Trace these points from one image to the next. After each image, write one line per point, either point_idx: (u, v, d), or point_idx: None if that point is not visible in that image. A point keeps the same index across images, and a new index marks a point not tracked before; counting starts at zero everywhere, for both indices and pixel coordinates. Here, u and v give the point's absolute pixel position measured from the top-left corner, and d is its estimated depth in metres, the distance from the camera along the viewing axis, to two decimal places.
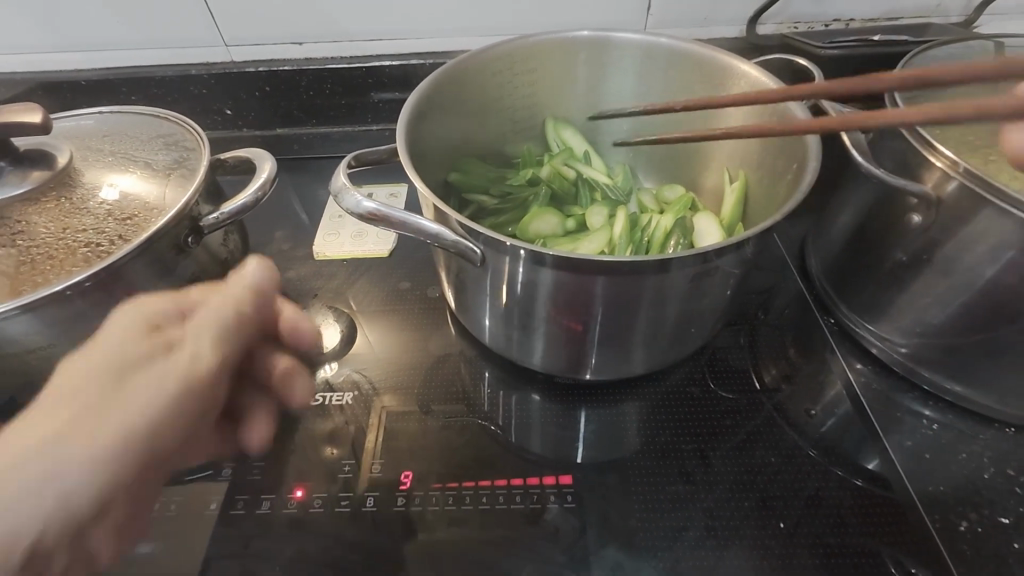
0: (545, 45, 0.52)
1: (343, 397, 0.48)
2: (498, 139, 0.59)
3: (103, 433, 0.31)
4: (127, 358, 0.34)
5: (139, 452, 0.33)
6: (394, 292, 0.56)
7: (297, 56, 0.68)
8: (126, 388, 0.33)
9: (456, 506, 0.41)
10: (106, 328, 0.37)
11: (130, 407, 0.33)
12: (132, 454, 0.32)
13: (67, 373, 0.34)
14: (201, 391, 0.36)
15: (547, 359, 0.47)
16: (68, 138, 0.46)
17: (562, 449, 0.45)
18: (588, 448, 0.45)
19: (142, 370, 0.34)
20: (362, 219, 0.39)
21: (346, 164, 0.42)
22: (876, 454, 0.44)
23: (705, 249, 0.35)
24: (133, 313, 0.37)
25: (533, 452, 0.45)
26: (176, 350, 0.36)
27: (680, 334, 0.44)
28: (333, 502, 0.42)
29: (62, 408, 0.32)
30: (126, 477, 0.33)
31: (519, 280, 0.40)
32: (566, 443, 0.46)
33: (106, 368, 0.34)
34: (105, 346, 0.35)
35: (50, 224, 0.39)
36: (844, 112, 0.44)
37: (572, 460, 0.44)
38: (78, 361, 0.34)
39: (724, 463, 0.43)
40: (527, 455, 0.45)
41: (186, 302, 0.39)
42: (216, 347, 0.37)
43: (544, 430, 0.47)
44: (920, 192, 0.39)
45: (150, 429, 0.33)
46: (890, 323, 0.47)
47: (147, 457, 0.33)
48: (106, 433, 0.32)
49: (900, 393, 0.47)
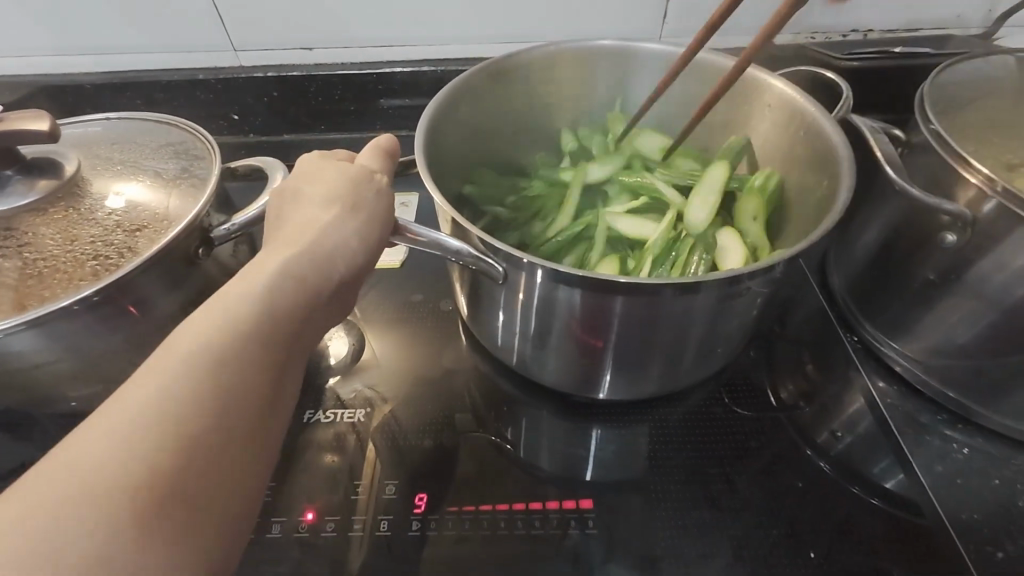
0: (565, 54, 0.51)
1: (354, 414, 0.47)
2: (512, 149, 0.58)
3: (216, 443, 0.24)
4: (284, 342, 0.28)
5: (258, 471, 0.26)
6: (406, 305, 0.55)
7: (307, 62, 0.67)
8: (270, 370, 0.27)
9: (474, 531, 0.40)
10: (246, 267, 0.30)
11: (251, 399, 0.26)
12: (248, 458, 0.26)
13: (213, 335, 0.26)
14: (304, 349, 0.31)
15: (565, 377, 0.45)
16: (76, 145, 0.45)
17: (573, 468, 0.44)
18: (600, 468, 0.44)
19: (285, 363, 0.28)
20: (391, 243, 0.39)
21: (389, 175, 0.41)
22: (902, 471, 0.43)
23: (737, 270, 0.34)
24: (298, 278, 0.30)
25: (542, 469, 0.44)
26: (313, 314, 0.31)
27: (704, 353, 0.42)
28: (346, 525, 0.41)
29: (190, 411, 0.24)
30: (264, 473, 0.27)
31: (536, 295, 0.39)
32: (577, 462, 0.45)
33: (260, 341, 0.27)
34: (269, 298, 0.29)
35: (57, 236, 0.38)
36: (874, 126, 0.44)
37: (583, 480, 0.43)
38: (241, 300, 0.28)
39: (751, 488, 0.41)
40: (538, 474, 0.44)
41: (321, 253, 0.32)
42: (321, 303, 0.31)
43: (552, 448, 0.46)
44: (955, 210, 0.38)
45: (271, 428, 0.27)
46: (917, 342, 0.45)
47: (267, 452, 0.27)
48: (204, 448, 0.24)
49: (927, 414, 0.46)
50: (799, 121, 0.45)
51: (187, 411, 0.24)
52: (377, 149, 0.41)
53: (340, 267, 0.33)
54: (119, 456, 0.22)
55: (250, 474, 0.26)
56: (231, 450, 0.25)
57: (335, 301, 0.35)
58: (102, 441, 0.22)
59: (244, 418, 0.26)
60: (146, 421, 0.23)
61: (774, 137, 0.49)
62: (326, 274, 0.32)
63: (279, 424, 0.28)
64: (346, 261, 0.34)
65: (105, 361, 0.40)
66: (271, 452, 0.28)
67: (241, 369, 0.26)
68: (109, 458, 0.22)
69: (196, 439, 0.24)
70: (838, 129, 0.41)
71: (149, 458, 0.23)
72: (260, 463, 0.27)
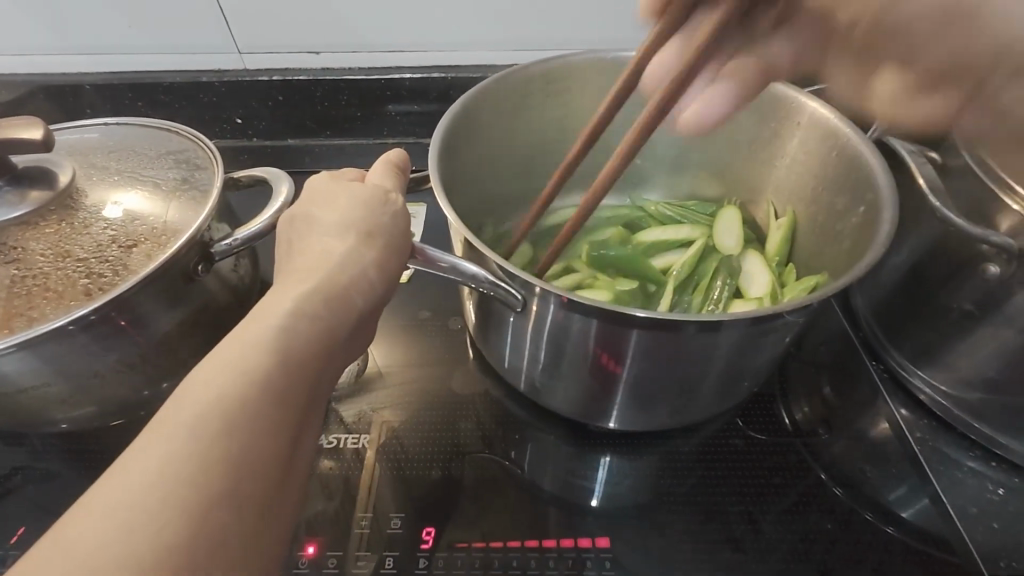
0: (585, 66, 0.50)
1: (359, 439, 0.45)
2: (529, 162, 0.56)
3: (225, 511, 0.22)
4: (298, 391, 0.26)
5: (274, 535, 0.24)
6: (413, 321, 0.53)
7: (314, 66, 0.65)
8: (283, 423, 0.25)
9: (484, 571, 0.38)
10: (257, 307, 0.28)
11: (265, 457, 0.24)
12: (262, 523, 0.23)
13: (221, 388, 0.24)
14: (322, 394, 0.28)
15: (578, 406, 0.43)
16: (72, 152, 0.43)
17: (578, 495, 0.43)
18: (608, 496, 0.43)
19: (299, 412, 0.26)
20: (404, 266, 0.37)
21: (401, 192, 0.39)
22: (927, 498, 0.42)
23: (777, 307, 0.32)
24: (313, 317, 0.28)
25: (544, 490, 0.43)
26: (328, 355, 0.28)
27: (728, 385, 0.40)
28: (348, 561, 0.39)
29: (198, 478, 0.22)
30: (282, 536, 0.25)
31: (550, 320, 0.37)
32: (583, 489, 0.43)
33: (272, 392, 0.25)
34: (281, 342, 0.26)
35: (48, 251, 0.36)
36: (913, 149, 0.43)
37: (589, 508, 0.42)
38: (251, 347, 0.26)
39: (777, 530, 0.40)
40: (544, 503, 0.42)
41: (337, 289, 0.30)
42: (337, 343, 0.29)
43: (558, 473, 0.44)
44: (999, 241, 0.36)
45: (287, 485, 0.25)
46: (948, 373, 0.43)
47: (284, 513, 0.25)
48: (213, 519, 0.22)
49: (957, 450, 0.44)
50: (833, 143, 0.44)
51: (195, 478, 0.22)
52: (389, 165, 0.40)
53: (357, 302, 0.31)
54: (122, 536, 0.20)
55: (266, 541, 0.24)
56: (244, 518, 0.23)
57: (359, 334, 0.33)
58: (106, 518, 0.21)
59: (255, 479, 0.23)
60: (151, 492, 0.21)
61: (803, 157, 0.48)
62: (342, 311, 0.30)
63: (297, 480, 0.26)
64: (363, 294, 0.32)
65: (97, 383, 0.38)
66: (288, 511, 0.25)
67: (252, 426, 0.24)
68: (113, 538, 0.20)
69: (205, 509, 0.22)
70: (876, 153, 0.40)
71: (155, 534, 0.21)
72: (277, 526, 0.24)
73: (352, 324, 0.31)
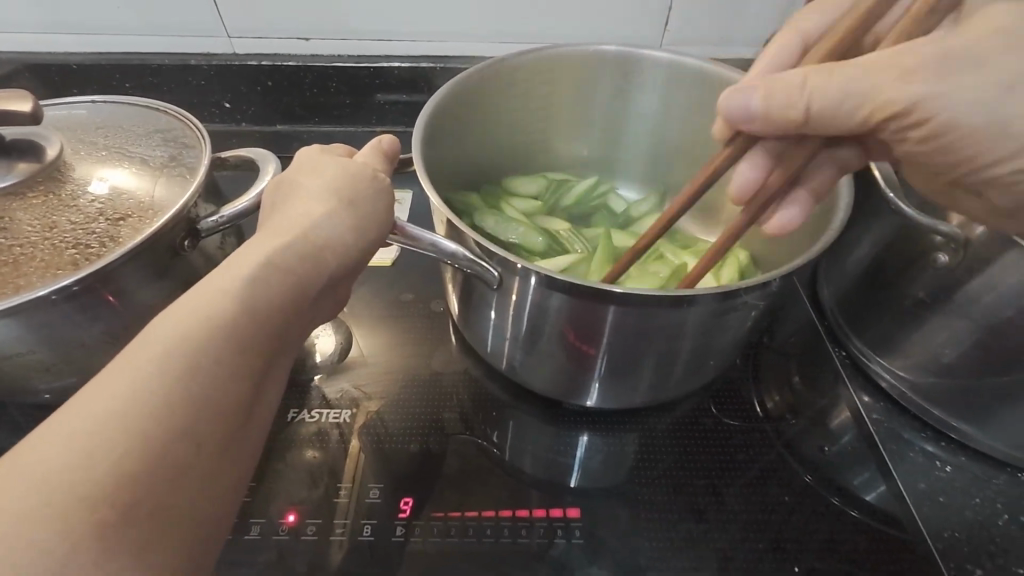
0: (568, 58, 0.52)
1: (341, 415, 0.47)
2: (509, 146, 0.58)
3: (185, 447, 0.23)
4: (262, 340, 0.27)
5: (230, 479, 0.25)
6: (397, 304, 0.54)
7: (303, 53, 0.66)
8: (247, 370, 0.26)
9: (460, 538, 0.40)
10: (228, 260, 0.29)
11: (224, 400, 0.25)
12: (219, 463, 0.25)
13: (185, 332, 0.25)
14: (284, 352, 0.30)
15: (553, 384, 0.45)
16: (59, 128, 0.43)
17: (555, 474, 0.44)
18: (584, 476, 0.44)
19: (263, 363, 0.27)
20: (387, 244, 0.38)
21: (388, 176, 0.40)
22: (882, 479, 0.44)
23: (737, 286, 0.34)
24: (285, 274, 0.29)
25: (525, 472, 0.44)
26: (296, 311, 0.30)
27: (697, 364, 0.42)
28: (327, 529, 0.40)
29: (160, 411, 0.23)
30: (237, 484, 0.26)
31: (528, 299, 0.38)
32: (560, 468, 0.45)
33: (236, 339, 0.26)
34: (248, 293, 0.27)
35: (36, 222, 0.36)
36: (873, 145, 0.45)
37: (566, 487, 0.44)
38: (221, 293, 0.27)
39: (736, 501, 0.42)
40: (521, 481, 0.44)
41: (311, 249, 0.32)
42: (307, 302, 0.30)
43: (537, 453, 0.46)
44: (948, 230, 0.38)
45: (245, 434, 0.26)
46: (904, 358, 0.46)
47: (242, 460, 0.26)
48: (171, 451, 0.23)
49: (911, 431, 0.46)
50: None
51: (162, 415, 0.23)
52: (377, 148, 0.41)
53: (328, 264, 0.32)
54: (85, 458, 0.21)
55: (222, 482, 0.25)
56: (201, 455, 0.24)
57: (326, 297, 0.34)
58: (67, 444, 0.22)
59: (218, 423, 0.24)
60: (113, 423, 0.22)
61: None
62: (313, 270, 0.31)
63: (256, 433, 0.27)
64: (336, 257, 0.33)
65: (81, 353, 0.38)
66: (246, 459, 0.27)
67: (217, 373, 0.25)
68: (74, 463, 0.21)
69: (164, 440, 0.23)
70: None
71: (114, 460, 0.22)
72: (235, 469, 0.26)
73: (319, 287, 0.32)
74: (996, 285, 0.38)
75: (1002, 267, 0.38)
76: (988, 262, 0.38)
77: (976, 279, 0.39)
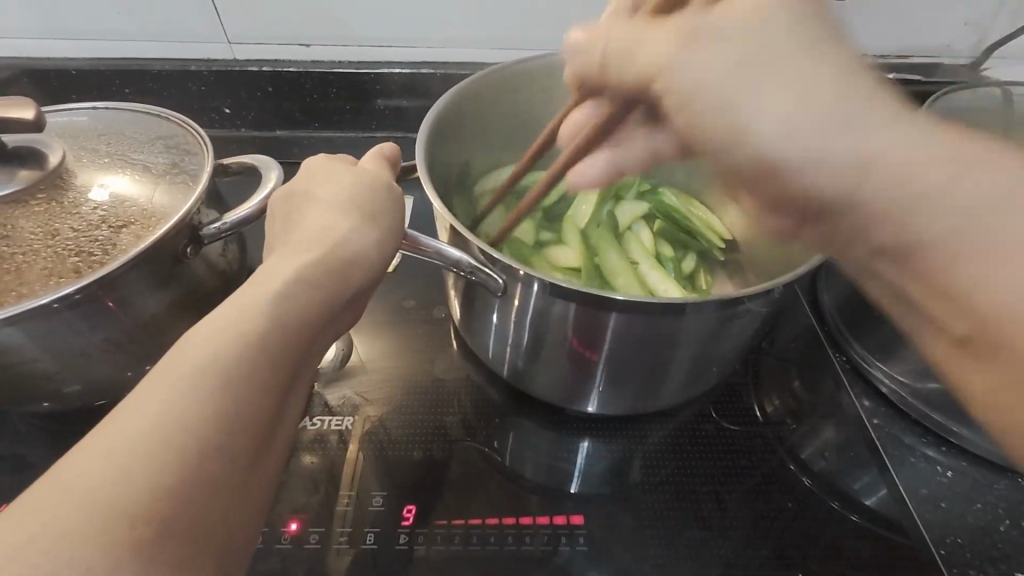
0: (570, 65, 0.52)
1: (343, 421, 0.46)
2: (511, 152, 0.58)
3: (218, 461, 0.23)
4: (290, 354, 0.27)
5: (257, 495, 0.25)
6: (398, 310, 0.54)
7: (303, 59, 0.66)
8: (277, 385, 0.26)
9: (463, 546, 0.40)
10: (257, 276, 0.29)
11: (255, 413, 0.25)
12: (247, 478, 0.25)
13: (216, 346, 0.25)
14: (307, 365, 0.30)
15: (556, 390, 0.45)
16: (60, 135, 0.43)
17: (557, 480, 0.44)
18: (586, 482, 0.44)
19: (289, 376, 0.27)
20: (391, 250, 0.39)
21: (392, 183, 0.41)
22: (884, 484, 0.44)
23: (741, 293, 0.34)
24: (311, 287, 0.29)
25: (527, 478, 0.44)
26: (321, 325, 0.30)
27: (701, 371, 0.43)
28: (331, 538, 0.40)
29: (197, 427, 0.23)
30: (261, 499, 0.26)
31: (531, 306, 0.38)
32: (562, 474, 0.45)
33: (269, 356, 0.26)
34: (276, 307, 0.27)
35: (38, 229, 0.36)
36: None
37: (568, 493, 0.43)
38: (253, 309, 0.27)
39: (740, 508, 0.42)
40: (524, 488, 0.44)
41: (338, 263, 0.32)
42: (331, 315, 0.30)
43: (539, 460, 0.46)
44: None
45: (270, 448, 0.26)
46: (904, 364, 0.46)
47: (268, 473, 0.26)
48: (206, 466, 0.23)
49: (912, 436, 0.46)
50: None
51: (196, 428, 0.23)
52: (380, 155, 0.41)
53: (355, 280, 0.32)
54: (121, 473, 0.21)
55: (250, 498, 0.25)
56: (235, 471, 0.24)
57: (349, 311, 0.34)
58: (103, 459, 0.21)
59: (248, 437, 0.24)
60: (150, 439, 0.22)
61: None
62: (339, 283, 0.31)
63: (280, 447, 0.27)
64: (362, 269, 0.33)
65: (83, 361, 0.38)
66: (271, 472, 0.26)
67: (248, 386, 0.25)
68: (110, 478, 0.21)
69: (200, 456, 0.23)
70: None
71: (152, 476, 0.21)
72: (260, 483, 0.26)
73: (344, 301, 0.32)
74: None
75: None
76: None
77: None
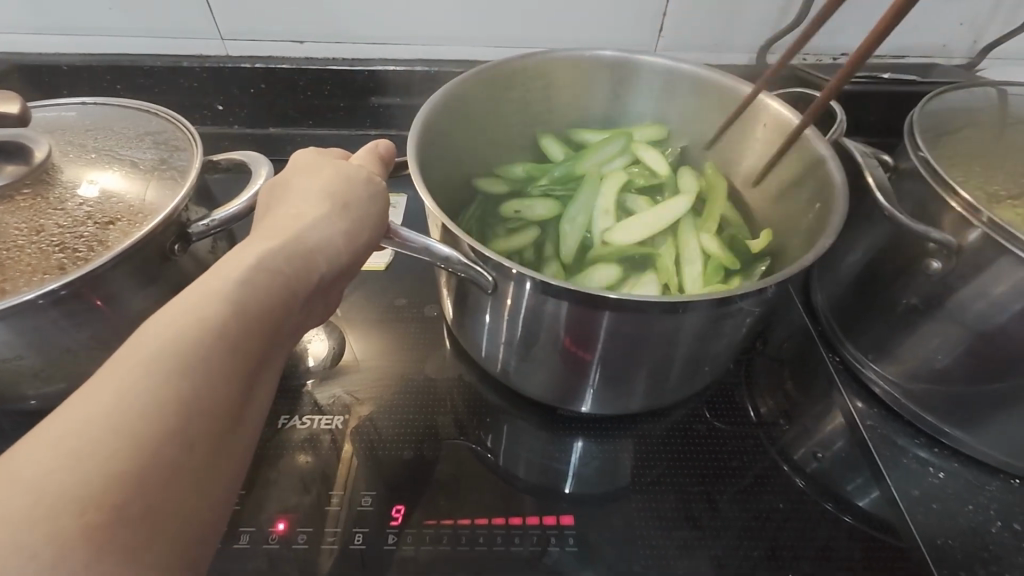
0: (565, 62, 0.52)
1: (333, 421, 0.46)
2: (506, 149, 0.58)
3: (173, 448, 0.23)
4: (253, 342, 0.27)
5: (223, 483, 0.25)
6: (391, 309, 0.54)
7: (297, 55, 0.65)
8: (237, 371, 0.26)
9: (452, 546, 0.39)
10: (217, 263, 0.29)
11: (214, 401, 0.24)
12: (210, 466, 0.24)
13: (176, 333, 0.25)
14: (274, 354, 0.29)
15: (547, 389, 0.45)
16: (48, 130, 0.42)
17: (549, 481, 0.44)
18: (577, 482, 0.44)
19: (253, 363, 0.27)
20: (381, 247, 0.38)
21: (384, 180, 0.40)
22: (876, 486, 0.44)
23: (731, 290, 0.34)
24: (274, 274, 0.29)
25: (517, 477, 0.44)
26: (286, 312, 0.29)
27: (691, 370, 0.42)
28: (318, 538, 0.39)
29: (154, 413, 0.23)
30: (228, 488, 0.25)
31: (523, 304, 0.38)
32: (554, 475, 0.44)
33: (228, 340, 0.26)
34: (239, 294, 0.27)
35: (22, 226, 0.36)
36: (865, 152, 0.46)
37: (559, 494, 0.43)
38: (212, 296, 0.26)
39: (731, 508, 0.42)
40: (514, 487, 0.43)
41: (300, 249, 0.31)
42: (295, 302, 0.30)
43: (532, 460, 0.45)
44: (939, 238, 0.39)
45: (235, 437, 0.26)
46: (897, 365, 0.46)
47: (233, 462, 0.26)
48: (163, 453, 0.22)
49: (905, 437, 0.47)
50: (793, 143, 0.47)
51: (150, 414, 0.23)
52: (374, 152, 0.40)
53: (318, 266, 0.32)
54: (73, 460, 0.21)
55: (214, 484, 0.24)
56: (194, 455, 0.23)
57: (317, 300, 0.34)
58: (55, 446, 0.21)
59: (206, 424, 0.24)
60: (104, 426, 0.22)
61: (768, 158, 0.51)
62: (302, 273, 0.31)
63: (246, 436, 0.27)
64: (326, 259, 0.32)
65: (69, 359, 0.38)
66: (238, 461, 0.26)
67: (208, 372, 0.24)
68: (63, 464, 0.21)
69: (157, 442, 0.22)
70: (835, 156, 0.43)
71: (105, 462, 0.21)
72: (225, 473, 0.25)
73: (309, 289, 0.31)
74: (987, 293, 0.39)
75: (994, 274, 0.38)
76: (979, 269, 0.39)
77: (968, 286, 0.39)
